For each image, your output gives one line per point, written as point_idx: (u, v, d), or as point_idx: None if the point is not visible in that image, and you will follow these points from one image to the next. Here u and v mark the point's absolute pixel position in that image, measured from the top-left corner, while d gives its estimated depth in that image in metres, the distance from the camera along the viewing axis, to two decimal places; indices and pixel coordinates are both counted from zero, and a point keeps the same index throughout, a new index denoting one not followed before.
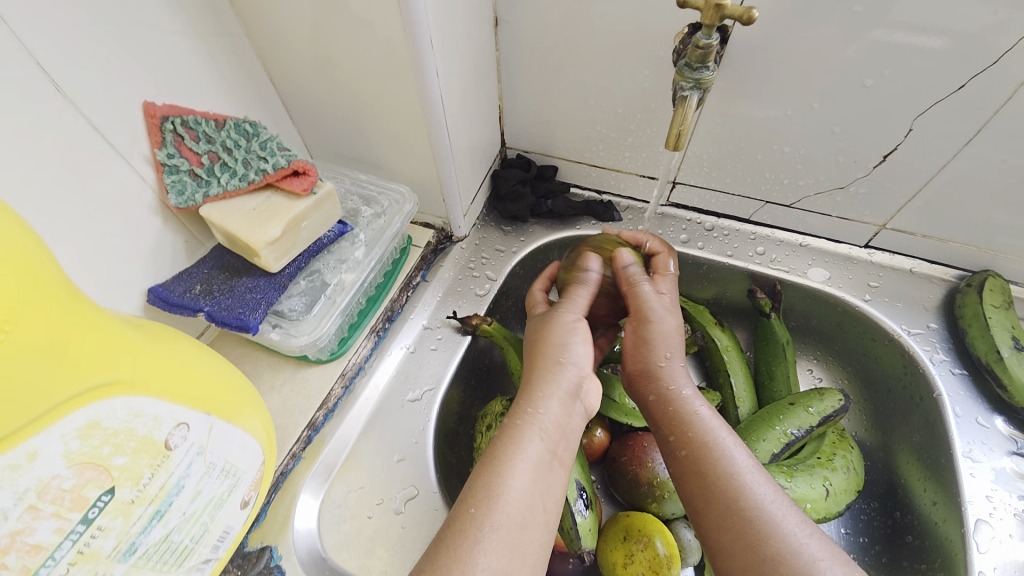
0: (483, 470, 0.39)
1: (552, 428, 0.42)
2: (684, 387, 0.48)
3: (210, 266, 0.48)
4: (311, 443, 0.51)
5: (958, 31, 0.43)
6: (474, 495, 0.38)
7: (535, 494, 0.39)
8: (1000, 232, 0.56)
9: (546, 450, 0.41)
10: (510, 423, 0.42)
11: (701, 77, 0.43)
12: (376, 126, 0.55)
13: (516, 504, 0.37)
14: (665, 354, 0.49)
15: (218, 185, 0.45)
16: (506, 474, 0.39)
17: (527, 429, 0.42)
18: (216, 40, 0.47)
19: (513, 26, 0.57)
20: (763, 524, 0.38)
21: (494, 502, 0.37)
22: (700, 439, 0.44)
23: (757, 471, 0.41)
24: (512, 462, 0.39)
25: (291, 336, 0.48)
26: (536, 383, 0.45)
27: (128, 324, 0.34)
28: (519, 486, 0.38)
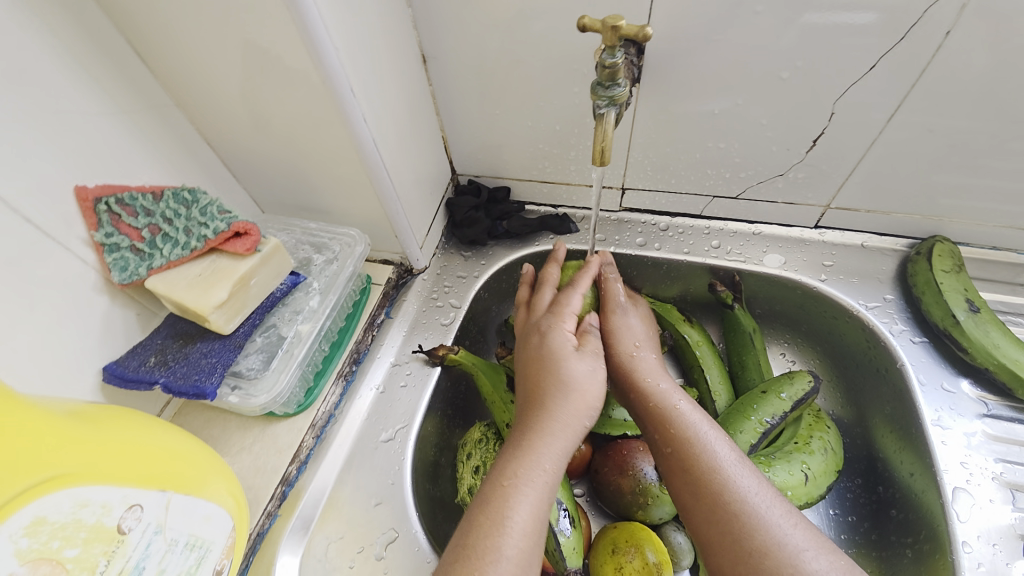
0: (474, 528, 0.39)
1: (547, 481, 0.42)
2: (664, 384, 0.48)
3: (163, 335, 0.48)
4: (287, 499, 0.50)
5: (855, 17, 0.45)
6: (470, 558, 0.37)
7: (534, 554, 0.38)
8: (941, 197, 0.57)
9: (542, 508, 0.40)
10: (507, 472, 0.42)
11: (615, 94, 0.45)
12: (318, 174, 0.56)
13: (516, 569, 0.37)
14: (634, 345, 0.52)
15: (161, 256, 0.45)
16: (501, 538, 0.38)
17: (520, 486, 0.41)
18: (143, 115, 0.48)
19: (441, 62, 0.58)
20: (748, 518, 0.38)
21: (489, 565, 0.36)
22: (682, 435, 0.44)
23: (740, 464, 0.42)
24: (507, 520, 0.39)
25: (250, 397, 0.48)
26: (531, 429, 0.44)
27: (67, 415, 0.35)
28: (515, 550, 0.38)
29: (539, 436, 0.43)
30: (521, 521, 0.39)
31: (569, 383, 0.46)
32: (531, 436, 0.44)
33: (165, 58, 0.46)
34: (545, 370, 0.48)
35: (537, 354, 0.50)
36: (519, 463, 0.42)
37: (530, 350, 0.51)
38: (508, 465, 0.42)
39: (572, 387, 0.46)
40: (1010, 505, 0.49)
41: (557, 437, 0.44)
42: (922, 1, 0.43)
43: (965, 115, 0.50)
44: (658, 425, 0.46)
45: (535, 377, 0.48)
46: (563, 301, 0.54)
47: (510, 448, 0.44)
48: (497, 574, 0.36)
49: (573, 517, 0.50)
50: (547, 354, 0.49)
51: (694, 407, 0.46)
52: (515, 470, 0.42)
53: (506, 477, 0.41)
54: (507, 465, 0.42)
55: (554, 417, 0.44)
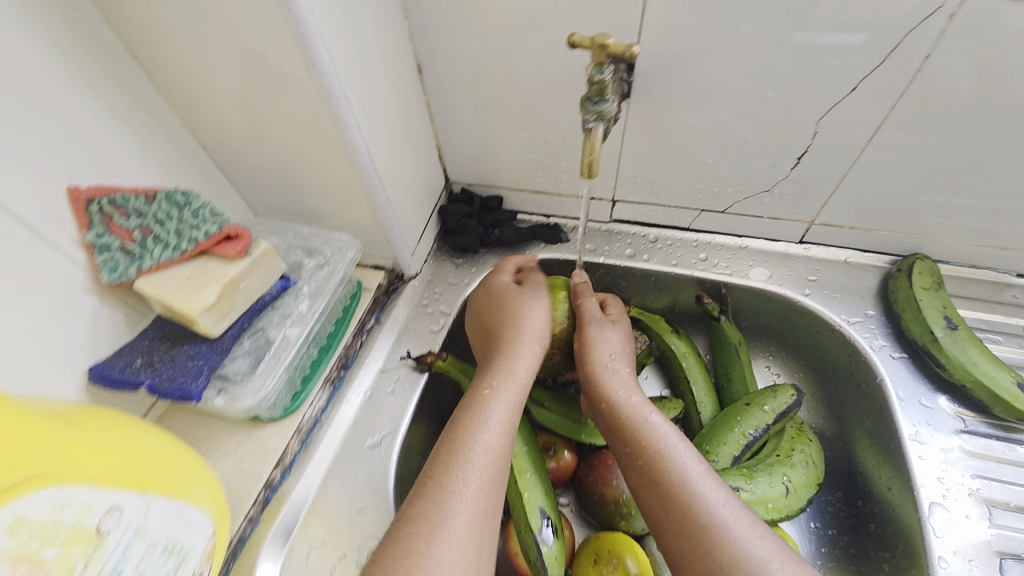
0: (446, 453, 0.43)
1: (512, 409, 0.47)
2: (635, 396, 0.49)
3: (150, 337, 0.48)
4: (269, 504, 0.50)
5: (846, 31, 0.46)
6: (444, 476, 0.41)
7: (499, 473, 0.43)
8: (922, 215, 0.59)
9: (507, 433, 0.45)
10: (454, 433, 0.44)
11: (603, 109, 0.46)
12: (310, 179, 0.56)
13: (484, 483, 0.41)
14: (606, 360, 0.52)
15: (151, 258, 0.46)
16: (471, 456, 0.42)
17: (488, 412, 0.45)
18: (139, 116, 0.49)
19: (436, 71, 0.59)
20: (716, 530, 0.39)
21: (462, 481, 0.41)
22: (654, 447, 0.44)
23: (708, 476, 0.43)
24: (477, 442, 0.43)
25: (235, 400, 0.48)
26: (478, 395, 0.47)
27: (48, 417, 0.35)
28: (483, 466, 0.42)
29: (506, 371, 0.49)
30: (488, 441, 0.43)
31: (524, 322, 0.53)
32: (478, 401, 0.47)
33: (160, 63, 0.47)
34: (498, 313, 0.55)
35: (488, 301, 0.58)
36: (488, 393, 0.47)
37: (481, 296, 0.59)
38: (478, 397, 0.47)
39: (529, 325, 0.53)
40: (988, 520, 0.50)
41: (522, 373, 0.49)
42: (904, 26, 0.44)
43: (943, 136, 0.51)
44: (628, 438, 0.46)
45: (491, 319, 0.56)
46: (532, 275, 0.60)
47: (479, 383, 0.49)
48: (468, 489, 0.40)
49: (556, 527, 0.50)
50: (499, 296, 0.57)
51: (665, 422, 0.47)
52: (483, 399, 0.46)
53: (475, 405, 0.46)
54: (471, 401, 0.47)
55: (518, 356, 0.50)
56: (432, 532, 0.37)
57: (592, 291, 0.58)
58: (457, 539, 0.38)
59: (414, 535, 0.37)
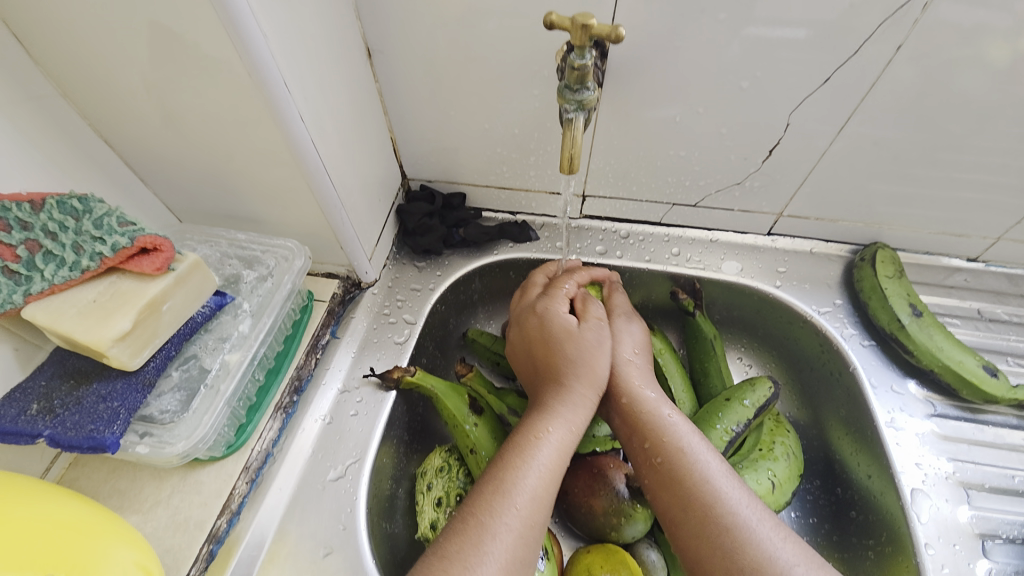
0: (487, 491, 0.40)
1: (563, 455, 0.43)
2: (651, 391, 0.47)
3: (48, 376, 0.40)
4: (215, 559, 0.43)
5: (822, 19, 0.44)
6: (482, 515, 0.38)
7: (543, 516, 0.40)
8: (881, 205, 0.60)
9: (557, 479, 0.42)
10: (493, 478, 0.41)
11: (583, 98, 0.43)
12: (246, 180, 0.49)
13: (526, 529, 0.38)
14: (630, 352, 0.51)
15: (42, 279, 0.37)
16: (514, 497, 0.39)
17: (536, 454, 0.42)
18: (20, 106, 0.40)
19: (388, 55, 0.53)
20: (739, 531, 0.37)
21: (502, 523, 0.38)
22: (673, 445, 0.43)
23: (729, 476, 0.41)
24: (523, 484, 0.40)
25: (164, 445, 0.40)
26: (524, 437, 0.43)
27: None
28: (525, 511, 0.39)
29: (563, 413, 0.45)
30: (533, 485, 0.40)
31: (587, 368, 0.48)
32: (524, 443, 0.43)
33: (43, 38, 0.38)
34: (552, 347, 0.50)
35: (543, 335, 0.51)
36: (540, 435, 0.43)
37: (535, 318, 0.52)
38: (528, 437, 0.43)
39: (594, 370, 0.48)
40: (965, 503, 0.52)
41: (579, 417, 0.45)
42: (876, 15, 0.44)
43: (904, 129, 0.52)
44: (645, 437, 0.44)
45: (545, 352, 0.50)
46: (590, 309, 0.53)
47: (530, 422, 0.45)
48: (508, 531, 0.38)
49: (546, 548, 0.47)
50: (553, 326, 0.51)
51: (684, 418, 0.45)
52: (533, 440, 0.43)
53: (524, 445, 0.43)
54: (516, 442, 0.43)
55: (577, 397, 0.46)
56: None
57: (620, 291, 0.58)
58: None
59: (444, 570, 0.35)
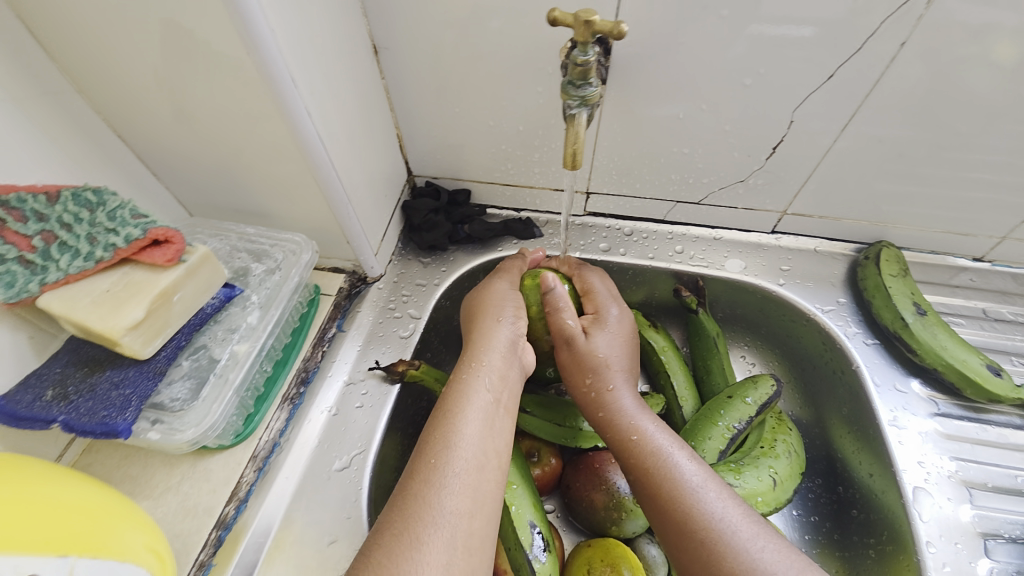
0: (420, 457, 0.39)
1: (483, 398, 0.43)
2: (624, 413, 0.46)
3: (63, 363, 0.41)
4: (223, 545, 0.44)
5: (826, 17, 0.45)
6: (417, 480, 0.37)
7: (480, 467, 0.39)
8: (886, 204, 0.60)
9: (486, 424, 0.41)
10: (426, 442, 0.40)
11: (586, 94, 0.43)
12: (255, 174, 0.50)
13: (459, 483, 0.37)
14: (587, 382, 0.49)
15: (57, 269, 0.38)
16: (441, 457, 0.38)
17: (456, 405, 0.42)
18: (37, 101, 0.41)
19: (394, 52, 0.54)
20: (716, 544, 0.37)
21: (429, 483, 0.37)
22: (644, 462, 0.42)
23: (707, 483, 0.40)
24: (447, 440, 0.39)
25: (174, 432, 0.42)
26: (450, 395, 0.43)
27: None
28: (461, 467, 0.38)
29: (473, 359, 0.46)
30: (464, 440, 0.40)
31: (495, 322, 0.49)
32: (452, 401, 0.42)
33: (58, 33, 0.39)
34: (470, 331, 0.50)
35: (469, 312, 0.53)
36: (457, 385, 0.44)
37: (464, 305, 0.54)
38: (446, 393, 0.44)
39: (492, 306, 0.50)
40: (967, 502, 0.52)
41: (489, 355, 0.46)
42: (880, 13, 0.44)
43: (909, 127, 0.52)
44: (621, 452, 0.45)
45: (467, 334, 0.51)
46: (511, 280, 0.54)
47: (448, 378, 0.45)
48: (438, 491, 0.37)
49: (548, 541, 0.47)
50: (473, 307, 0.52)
51: (662, 429, 0.45)
52: (450, 392, 0.43)
53: (444, 401, 0.43)
54: (444, 403, 0.43)
55: (484, 340, 0.47)
56: (398, 543, 0.34)
57: (565, 300, 0.50)
58: (426, 549, 0.34)
59: (376, 544, 0.34)
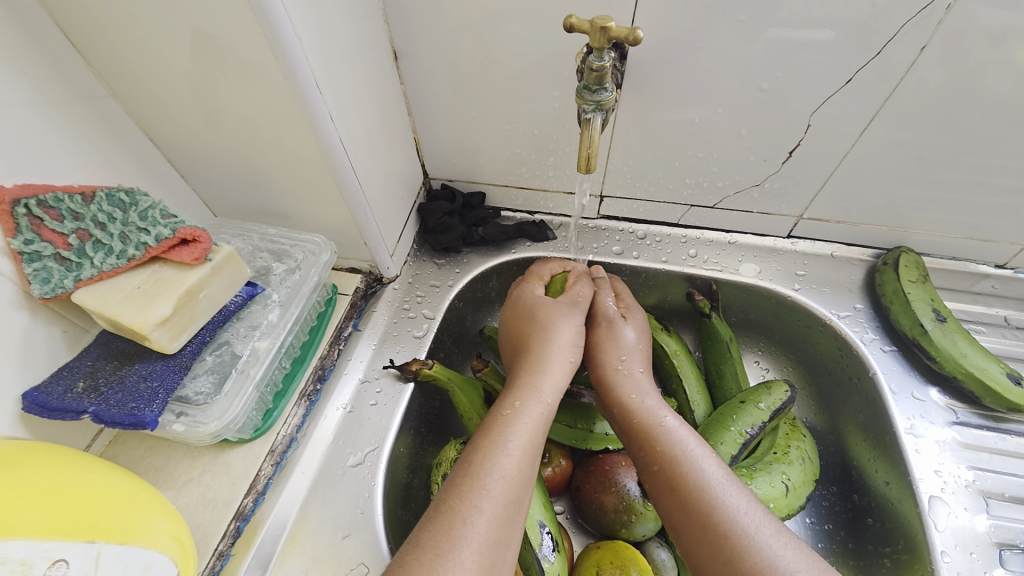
0: (459, 477, 0.38)
1: (535, 432, 0.42)
2: (649, 396, 0.47)
3: (94, 356, 0.42)
4: (241, 536, 0.46)
5: (844, 21, 0.44)
6: (456, 501, 0.37)
7: (519, 499, 0.39)
8: (905, 209, 0.59)
9: (532, 457, 0.41)
10: (467, 463, 0.39)
11: (602, 99, 0.44)
12: (278, 176, 0.51)
13: (501, 513, 0.37)
14: (620, 358, 0.50)
15: (91, 266, 0.40)
16: (490, 483, 0.38)
17: (509, 433, 0.41)
18: (74, 105, 0.43)
19: (413, 58, 0.55)
20: (738, 538, 0.36)
21: (475, 508, 0.36)
22: (669, 454, 0.42)
23: (728, 481, 0.40)
24: (497, 466, 0.39)
25: (198, 425, 0.43)
26: (496, 418, 0.42)
27: (17, 456, 0.34)
28: (499, 494, 0.37)
29: (533, 389, 0.45)
30: (505, 466, 0.39)
31: (558, 333, 0.49)
32: (497, 425, 0.42)
33: (98, 41, 0.41)
34: (528, 320, 0.52)
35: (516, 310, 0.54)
36: (511, 413, 0.43)
37: (510, 304, 0.55)
38: (498, 417, 0.43)
39: (560, 339, 0.49)
40: (985, 512, 0.51)
41: (550, 392, 0.45)
42: (898, 17, 0.43)
43: (929, 131, 0.51)
44: (643, 442, 0.44)
45: (518, 321, 0.53)
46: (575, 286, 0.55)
47: (501, 402, 0.44)
48: (483, 517, 0.36)
49: (557, 541, 0.47)
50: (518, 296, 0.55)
51: (681, 423, 0.45)
52: (505, 419, 0.42)
53: (497, 426, 0.41)
54: (490, 425, 0.42)
55: (547, 372, 0.46)
56: (440, 564, 0.33)
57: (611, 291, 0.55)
58: (467, 574, 0.33)
59: (416, 560, 0.33)
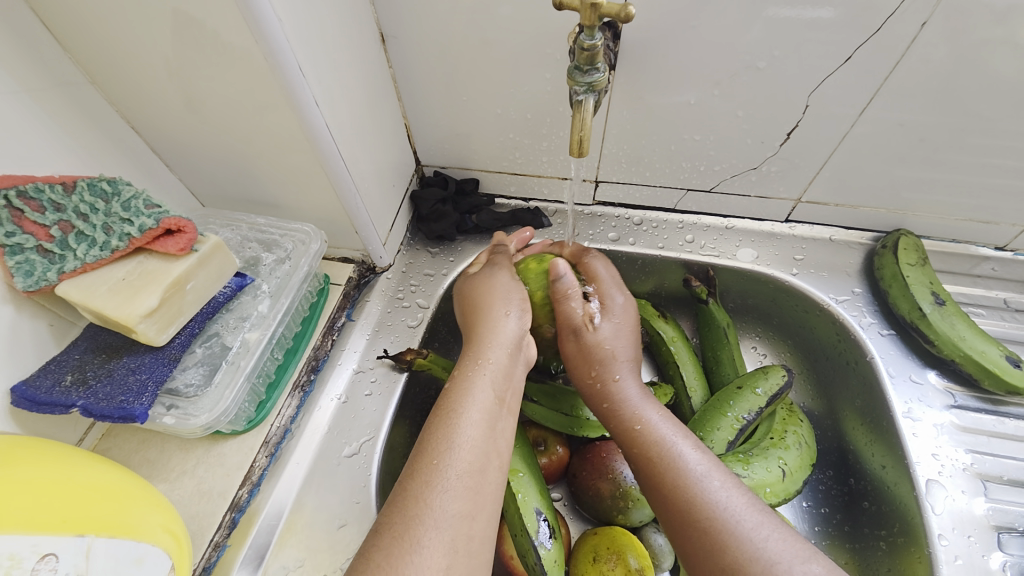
0: (417, 459, 0.38)
1: (487, 399, 0.42)
2: (627, 401, 0.47)
3: (81, 350, 0.42)
4: (237, 527, 0.46)
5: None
6: (414, 481, 0.36)
7: (481, 467, 0.38)
8: (906, 191, 0.58)
9: (489, 425, 0.40)
10: (424, 441, 0.39)
11: (594, 80, 0.43)
12: (265, 165, 0.50)
13: (460, 485, 0.36)
14: (593, 371, 0.49)
15: (75, 258, 0.39)
16: (444, 458, 0.37)
17: (458, 406, 0.41)
18: (50, 93, 0.42)
19: (401, 41, 0.53)
20: (719, 532, 0.36)
21: (432, 486, 0.36)
22: (650, 451, 0.42)
23: (712, 472, 0.40)
24: (448, 441, 0.38)
25: (189, 417, 0.43)
26: (449, 395, 0.42)
27: (6, 450, 0.34)
28: (458, 469, 0.37)
29: (477, 357, 0.45)
30: (461, 440, 0.38)
31: (504, 317, 0.48)
32: (451, 401, 0.41)
33: (73, 26, 0.40)
34: (474, 309, 0.51)
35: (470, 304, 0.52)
36: (461, 386, 0.42)
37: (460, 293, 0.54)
38: (449, 392, 0.42)
39: (495, 301, 0.49)
40: (981, 494, 0.51)
41: (497, 358, 0.45)
42: None
43: (930, 110, 0.50)
44: (626, 439, 0.44)
45: (467, 316, 0.51)
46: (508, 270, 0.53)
47: (451, 377, 0.44)
48: (442, 494, 0.36)
49: (553, 528, 0.47)
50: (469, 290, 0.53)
51: (667, 419, 0.45)
52: (454, 394, 0.42)
53: (444, 400, 0.41)
54: (443, 403, 0.42)
55: (494, 342, 0.46)
56: (398, 545, 0.33)
57: (576, 289, 0.50)
58: (428, 550, 0.33)
59: (378, 544, 0.33)
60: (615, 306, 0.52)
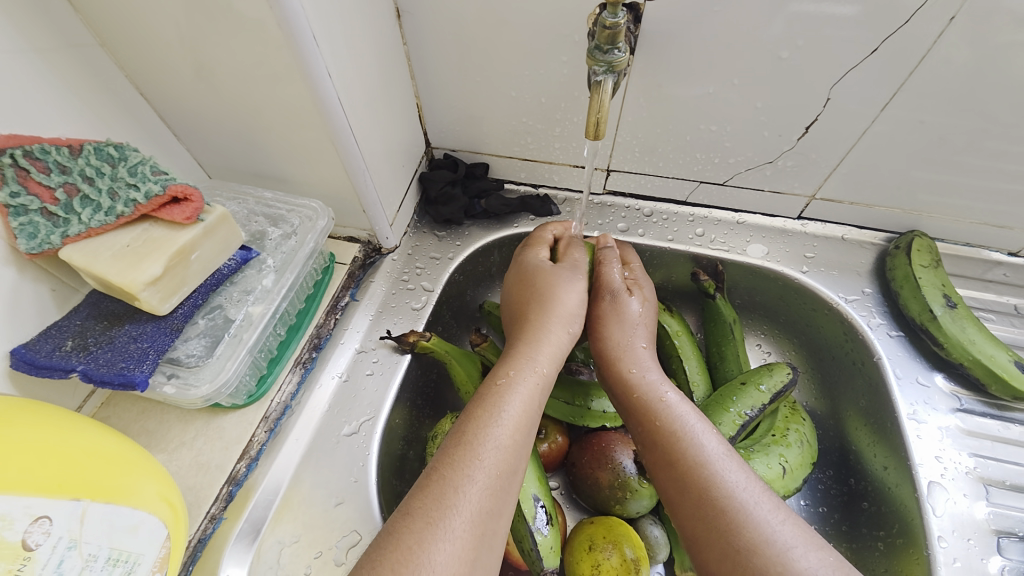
0: (454, 446, 0.37)
1: (531, 401, 0.41)
2: (649, 373, 0.46)
3: (83, 316, 0.42)
4: (233, 501, 0.46)
5: None
6: (448, 471, 0.36)
7: (513, 468, 0.38)
8: (921, 192, 0.57)
9: (524, 425, 0.40)
10: (461, 432, 0.38)
11: (613, 60, 0.42)
12: (274, 137, 0.49)
13: (493, 482, 0.36)
14: (626, 336, 0.49)
15: (79, 222, 0.38)
16: (483, 451, 0.37)
17: (504, 404, 0.40)
18: (58, 53, 0.41)
19: (416, 18, 0.52)
20: (735, 513, 0.36)
21: (467, 477, 0.35)
22: (669, 428, 0.42)
23: (728, 456, 0.40)
24: (491, 435, 0.38)
25: (189, 387, 0.42)
26: (492, 387, 0.41)
27: (9, 411, 0.34)
28: (493, 464, 0.36)
29: (528, 357, 0.44)
30: (500, 436, 0.38)
31: (557, 279, 0.50)
32: (495, 395, 0.40)
33: None
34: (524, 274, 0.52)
35: (518, 274, 0.53)
36: (507, 381, 0.42)
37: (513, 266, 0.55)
38: (493, 386, 0.41)
39: (560, 303, 0.48)
40: (983, 499, 0.50)
41: (545, 363, 0.44)
42: None
43: (951, 112, 0.49)
44: (646, 415, 0.43)
45: (520, 289, 0.51)
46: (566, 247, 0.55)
47: (496, 370, 0.43)
48: (475, 487, 0.35)
49: (550, 514, 0.47)
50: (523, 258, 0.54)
51: (681, 399, 0.44)
52: (499, 389, 0.41)
53: (491, 395, 0.40)
54: (485, 395, 0.41)
55: (543, 343, 0.45)
56: (429, 533, 0.32)
57: (618, 258, 0.54)
58: (457, 542, 0.32)
59: (406, 527, 0.33)
60: (648, 284, 0.53)
